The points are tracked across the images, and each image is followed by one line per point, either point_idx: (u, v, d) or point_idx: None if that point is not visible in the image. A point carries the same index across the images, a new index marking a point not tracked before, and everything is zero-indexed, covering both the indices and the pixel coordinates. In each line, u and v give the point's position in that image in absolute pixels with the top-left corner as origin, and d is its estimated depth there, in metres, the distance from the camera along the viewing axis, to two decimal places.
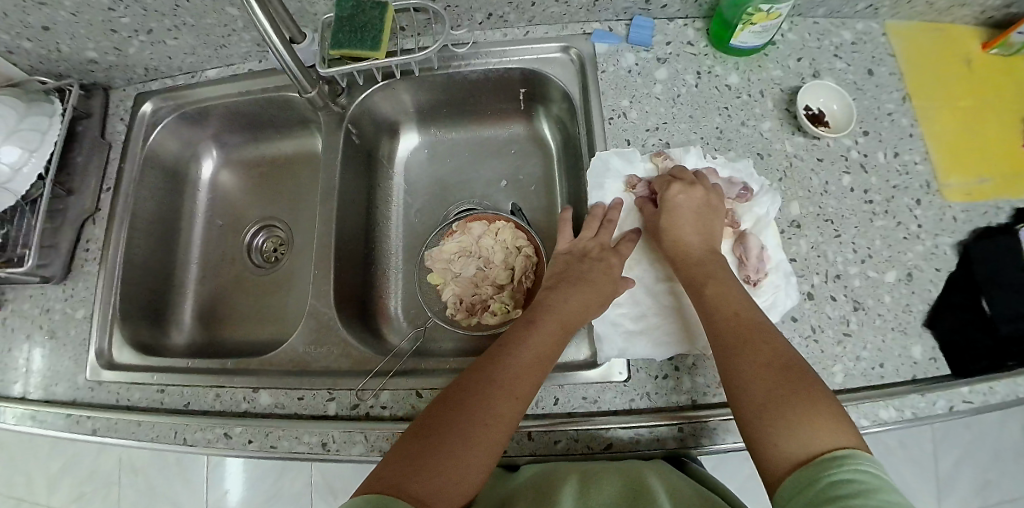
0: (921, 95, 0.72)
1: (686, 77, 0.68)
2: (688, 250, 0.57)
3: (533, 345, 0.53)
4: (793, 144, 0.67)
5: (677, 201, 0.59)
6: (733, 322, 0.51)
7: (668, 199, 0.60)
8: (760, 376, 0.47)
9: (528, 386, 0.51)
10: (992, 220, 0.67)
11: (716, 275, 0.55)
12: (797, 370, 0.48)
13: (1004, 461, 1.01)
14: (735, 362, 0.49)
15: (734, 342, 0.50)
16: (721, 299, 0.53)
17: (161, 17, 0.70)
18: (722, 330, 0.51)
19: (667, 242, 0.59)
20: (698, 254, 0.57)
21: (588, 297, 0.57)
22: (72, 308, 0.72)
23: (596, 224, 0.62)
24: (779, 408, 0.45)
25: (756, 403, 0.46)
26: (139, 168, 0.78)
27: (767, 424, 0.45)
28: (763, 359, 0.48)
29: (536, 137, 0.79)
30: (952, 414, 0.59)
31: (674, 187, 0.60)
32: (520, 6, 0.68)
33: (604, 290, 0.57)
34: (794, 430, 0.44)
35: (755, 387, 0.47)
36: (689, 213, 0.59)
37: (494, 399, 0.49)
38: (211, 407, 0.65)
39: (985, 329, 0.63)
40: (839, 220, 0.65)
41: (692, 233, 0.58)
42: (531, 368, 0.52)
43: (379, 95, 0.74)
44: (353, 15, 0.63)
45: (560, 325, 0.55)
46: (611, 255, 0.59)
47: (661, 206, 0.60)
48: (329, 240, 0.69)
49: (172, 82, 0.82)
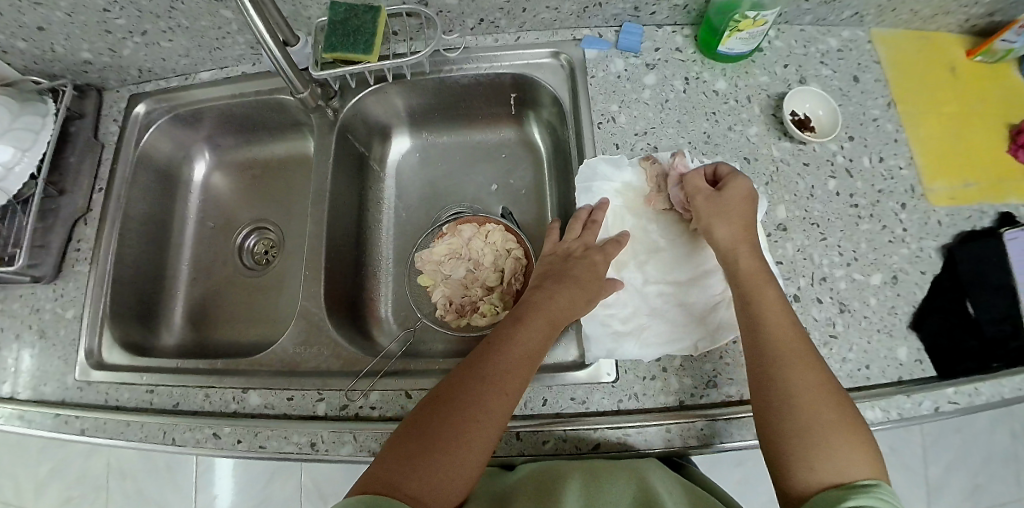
0: (906, 101, 0.73)
1: (674, 82, 0.69)
2: (740, 244, 0.56)
3: (522, 342, 0.54)
4: (780, 149, 0.68)
5: (740, 193, 0.58)
6: (783, 339, 0.51)
7: (731, 187, 0.58)
8: (808, 399, 0.48)
9: (518, 383, 0.52)
10: (976, 224, 0.69)
11: (768, 284, 0.54)
12: (838, 396, 0.49)
13: (993, 464, 1.01)
14: (785, 379, 0.49)
15: (784, 359, 0.50)
16: (775, 314, 0.52)
17: (156, 19, 0.71)
18: (773, 345, 0.51)
19: (718, 227, 0.57)
20: (755, 259, 0.56)
21: (575, 296, 0.57)
22: (62, 308, 0.72)
23: (580, 226, 0.63)
24: (821, 432, 0.46)
25: (801, 424, 0.47)
26: (132, 169, 0.78)
27: (806, 444, 0.46)
28: (811, 381, 0.49)
29: (527, 141, 0.79)
30: (936, 415, 0.60)
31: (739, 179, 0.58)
32: (511, 12, 0.69)
33: (590, 288, 0.58)
34: (831, 458, 0.46)
35: (801, 408, 0.48)
36: (748, 207, 0.58)
37: (485, 397, 0.50)
38: (200, 408, 0.65)
39: (969, 331, 0.64)
40: (825, 223, 0.66)
41: (747, 229, 0.57)
42: (522, 366, 0.53)
43: (371, 98, 0.74)
44: (346, 19, 0.64)
45: (548, 323, 0.56)
46: (595, 254, 0.60)
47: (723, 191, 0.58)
48: (320, 241, 0.69)
49: (166, 84, 0.82)
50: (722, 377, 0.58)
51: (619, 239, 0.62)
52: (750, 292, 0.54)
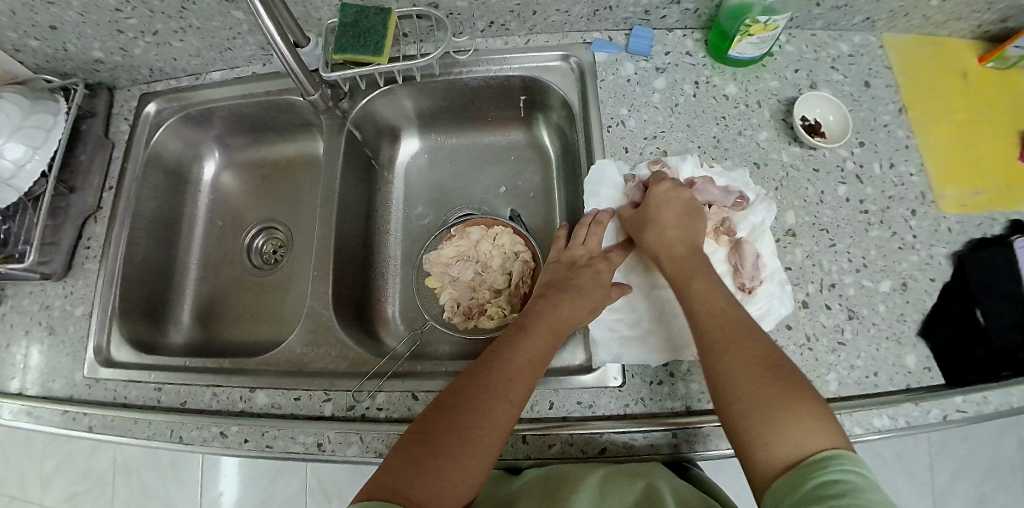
0: (916, 107, 0.73)
1: (684, 87, 0.69)
2: (669, 245, 0.58)
3: (525, 349, 0.54)
4: (789, 154, 0.68)
5: (661, 196, 0.60)
6: (716, 320, 0.51)
7: (653, 194, 0.61)
8: (747, 374, 0.48)
9: (522, 391, 0.52)
10: (987, 232, 0.68)
11: (698, 272, 0.55)
12: (784, 368, 0.48)
13: (1000, 473, 1.01)
14: (723, 360, 0.49)
15: (720, 340, 0.50)
16: (707, 294, 0.53)
17: (167, 20, 0.71)
18: (708, 329, 0.51)
19: (647, 237, 0.59)
20: (681, 251, 0.57)
21: (580, 304, 0.57)
22: (71, 305, 0.73)
23: (586, 231, 0.63)
24: (766, 407, 0.45)
25: (744, 403, 0.46)
26: (142, 168, 0.79)
27: (754, 422, 0.45)
28: (747, 355, 0.49)
29: (535, 143, 0.79)
30: (944, 424, 0.60)
31: (662, 184, 0.61)
32: (522, 15, 0.69)
33: (595, 297, 0.58)
34: (782, 429, 0.44)
35: (741, 386, 0.47)
36: (675, 209, 0.59)
37: (488, 403, 0.50)
38: (207, 406, 0.65)
39: (978, 340, 0.63)
40: (834, 229, 0.66)
41: (675, 229, 0.58)
42: (525, 373, 0.53)
43: (381, 100, 0.74)
44: (357, 21, 0.64)
45: (553, 331, 0.56)
46: (601, 263, 0.60)
47: (645, 202, 0.61)
48: (328, 242, 0.70)
49: (176, 83, 0.83)
50: None
51: (625, 246, 0.63)
52: (682, 285, 0.55)
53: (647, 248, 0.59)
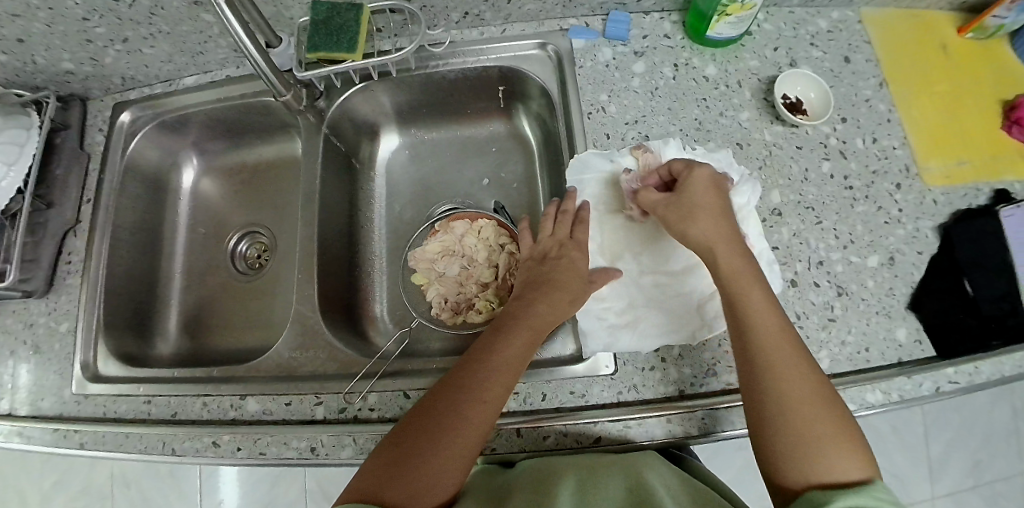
0: (897, 80, 0.73)
1: (663, 70, 0.69)
2: (719, 241, 0.54)
3: (504, 349, 0.53)
4: (772, 133, 0.67)
5: (702, 184, 0.56)
6: (775, 343, 0.50)
7: (691, 181, 0.56)
8: (804, 399, 0.47)
9: (501, 390, 0.51)
10: (971, 203, 0.68)
11: (753, 281, 0.52)
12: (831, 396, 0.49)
13: (993, 441, 1.03)
14: (781, 384, 0.48)
15: (776, 362, 0.49)
16: (761, 312, 0.51)
17: (137, 26, 0.70)
18: (761, 348, 0.49)
19: (691, 223, 0.55)
20: (733, 250, 0.53)
21: (557, 299, 0.57)
22: (56, 322, 0.72)
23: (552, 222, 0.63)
24: (812, 432, 0.46)
25: (794, 426, 0.46)
26: (120, 179, 0.77)
27: (800, 448, 0.46)
28: (804, 384, 0.48)
29: (516, 134, 0.79)
30: (937, 396, 0.60)
31: (700, 171, 0.57)
32: (496, 4, 0.68)
33: (573, 289, 0.58)
34: (826, 459, 0.45)
35: (796, 411, 0.47)
36: (715, 200, 0.56)
37: (465, 406, 0.50)
38: (199, 416, 0.64)
39: (967, 310, 0.63)
40: (820, 207, 0.66)
41: (719, 222, 0.55)
42: (506, 373, 0.52)
43: (358, 97, 0.73)
44: (328, 18, 0.63)
45: (532, 329, 0.55)
46: (571, 251, 0.60)
47: (682, 188, 0.57)
48: (312, 244, 0.69)
49: (150, 91, 0.81)
50: (721, 365, 0.58)
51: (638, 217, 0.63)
52: (736, 290, 0.52)
53: (697, 235, 0.54)
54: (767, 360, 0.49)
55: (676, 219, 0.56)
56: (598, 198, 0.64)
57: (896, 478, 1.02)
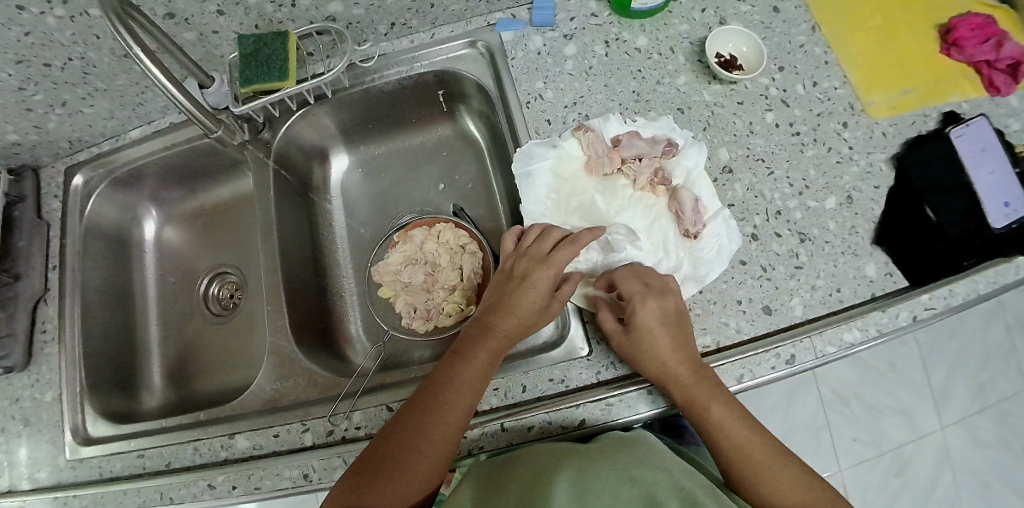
0: (829, 22, 0.73)
1: (595, 48, 0.69)
2: (673, 367, 0.53)
3: (460, 378, 0.53)
4: (711, 93, 0.68)
5: (654, 318, 0.54)
6: (739, 441, 0.52)
7: (645, 305, 0.55)
8: (780, 487, 0.50)
9: (455, 426, 0.52)
10: (921, 129, 0.69)
11: (710, 395, 0.52)
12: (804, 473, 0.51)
13: (992, 361, 1.04)
14: (756, 484, 0.51)
15: (742, 460, 0.51)
16: (721, 421, 0.52)
17: (73, 88, 0.70)
18: (727, 450, 0.52)
19: (646, 353, 0.53)
20: (687, 374, 0.53)
21: (516, 321, 0.56)
22: (40, 392, 0.71)
23: (533, 238, 0.60)
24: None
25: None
26: (82, 241, 0.77)
27: None
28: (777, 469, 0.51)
29: (463, 134, 0.79)
30: (916, 324, 0.60)
31: (648, 304, 0.55)
32: (420, 10, 0.68)
33: (533, 313, 0.56)
34: None
35: (772, 491, 0.50)
36: (665, 329, 0.54)
37: (418, 438, 0.51)
38: (192, 462, 0.64)
39: (934, 236, 0.64)
40: (770, 157, 0.66)
41: (675, 345, 0.54)
42: (472, 391, 0.53)
43: (301, 123, 0.74)
44: (256, 50, 0.63)
45: (491, 353, 0.55)
46: (535, 270, 0.57)
47: (631, 321, 0.54)
48: (277, 275, 0.69)
49: (99, 150, 0.81)
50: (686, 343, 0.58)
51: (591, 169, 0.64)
52: (696, 413, 0.52)
53: (651, 367, 0.53)
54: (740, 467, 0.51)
55: (630, 350, 0.54)
56: (548, 186, 0.64)
57: (905, 415, 1.02)
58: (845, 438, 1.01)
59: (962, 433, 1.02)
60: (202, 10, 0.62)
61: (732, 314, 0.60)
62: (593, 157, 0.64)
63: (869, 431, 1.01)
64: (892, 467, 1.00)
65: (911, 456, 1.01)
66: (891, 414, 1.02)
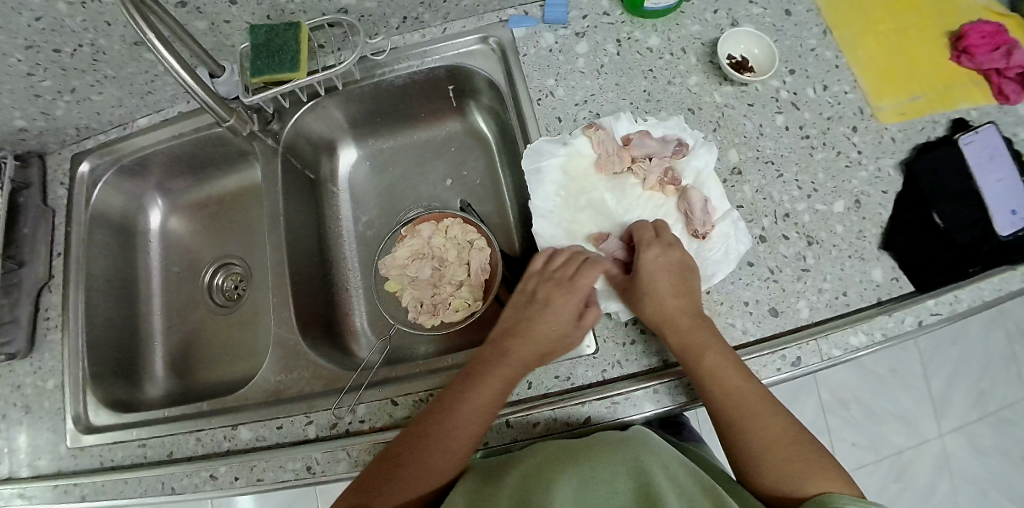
0: (841, 26, 0.73)
1: (607, 47, 0.69)
2: (671, 313, 0.55)
3: (471, 400, 0.53)
4: (722, 94, 0.68)
5: (655, 262, 0.57)
6: (736, 393, 0.52)
7: (644, 261, 0.57)
8: (765, 442, 0.49)
9: (462, 447, 0.53)
10: (930, 136, 0.69)
11: (708, 342, 0.54)
12: (801, 435, 0.50)
13: (993, 369, 1.04)
14: (743, 433, 0.50)
15: (734, 412, 0.51)
16: (718, 369, 0.52)
17: (82, 75, 0.70)
18: (723, 399, 0.52)
19: (645, 305, 0.56)
20: (683, 322, 0.55)
21: (528, 351, 0.56)
22: (43, 380, 0.71)
23: (560, 264, 0.60)
24: (785, 478, 0.48)
25: (764, 464, 0.49)
26: (87, 229, 0.77)
27: (776, 488, 0.48)
28: (771, 424, 0.50)
29: (471, 130, 0.79)
30: (921, 329, 0.60)
31: (652, 248, 0.58)
32: (433, 5, 0.68)
33: (554, 338, 0.57)
34: (784, 481, 0.48)
35: (763, 448, 0.49)
36: (668, 274, 0.57)
37: (426, 451, 0.52)
38: (194, 452, 0.64)
39: (940, 242, 0.64)
40: (779, 160, 0.66)
41: (673, 295, 0.56)
42: (485, 410, 0.53)
43: (309, 116, 0.74)
44: (268, 40, 0.63)
45: (506, 379, 0.55)
46: (559, 296, 0.57)
47: (638, 267, 0.58)
48: (283, 267, 0.69)
49: (106, 137, 0.81)
50: None
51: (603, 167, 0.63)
52: (691, 362, 0.53)
53: (649, 315, 0.56)
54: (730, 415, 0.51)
55: (630, 300, 0.58)
56: (558, 183, 0.64)
57: (904, 420, 1.02)
58: (844, 443, 1.01)
59: (960, 440, 1.02)
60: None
61: (738, 315, 0.60)
62: (603, 155, 0.64)
63: (868, 436, 1.01)
64: (889, 472, 1.01)
65: (909, 461, 1.01)
66: (890, 419, 1.02)
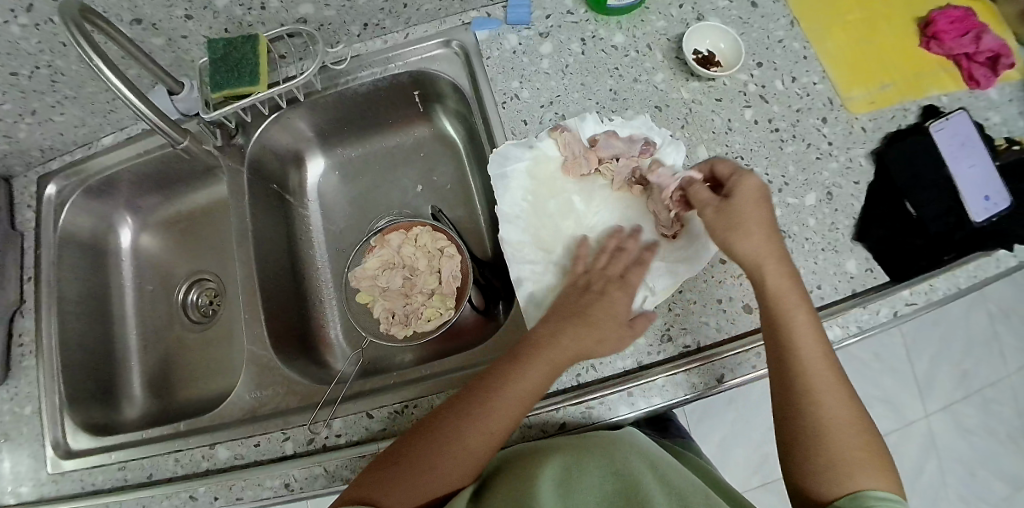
0: (808, 17, 0.72)
1: (571, 46, 0.68)
2: (765, 254, 0.51)
3: (517, 382, 0.51)
4: (689, 90, 0.67)
5: (750, 196, 0.53)
6: (811, 363, 0.49)
7: (738, 198, 0.52)
8: (839, 422, 0.47)
9: (502, 430, 0.50)
10: (901, 124, 0.68)
11: (795, 296, 0.51)
12: (864, 414, 0.48)
13: (976, 349, 1.05)
14: (817, 413, 0.47)
15: (810, 384, 0.48)
16: (801, 331, 0.49)
17: (42, 96, 0.69)
18: (797, 371, 0.49)
19: (742, 239, 0.51)
20: (780, 267, 0.51)
21: (580, 336, 0.53)
22: (20, 406, 0.70)
23: (607, 258, 0.59)
24: (845, 467, 0.46)
25: (827, 451, 0.46)
26: (56, 251, 0.76)
27: (835, 473, 0.46)
28: (843, 402, 0.48)
29: (440, 135, 0.78)
30: (896, 320, 0.60)
31: (748, 179, 0.53)
32: (393, 10, 0.67)
33: (599, 328, 0.53)
34: (849, 474, 0.45)
35: (834, 430, 0.47)
36: (760, 211, 0.52)
37: (462, 433, 0.49)
38: (175, 472, 0.63)
39: (914, 231, 0.64)
40: (748, 154, 0.65)
41: (767, 236, 0.52)
42: (525, 398, 0.50)
43: (274, 128, 0.73)
44: (226, 55, 0.62)
45: (552, 364, 0.52)
46: (613, 289, 0.56)
47: (729, 197, 0.53)
48: (254, 283, 0.68)
49: (71, 158, 0.80)
50: (675, 329, 0.58)
51: (569, 170, 0.63)
52: (779, 312, 0.50)
53: (744, 251, 0.51)
54: (807, 389, 0.48)
55: (721, 230, 0.52)
56: (524, 188, 0.64)
57: (891, 404, 1.02)
58: None
59: (947, 421, 1.02)
60: (170, 14, 0.61)
61: (711, 313, 0.58)
62: (570, 158, 0.63)
63: None
64: None
65: (897, 445, 1.01)
66: (878, 404, 1.02)
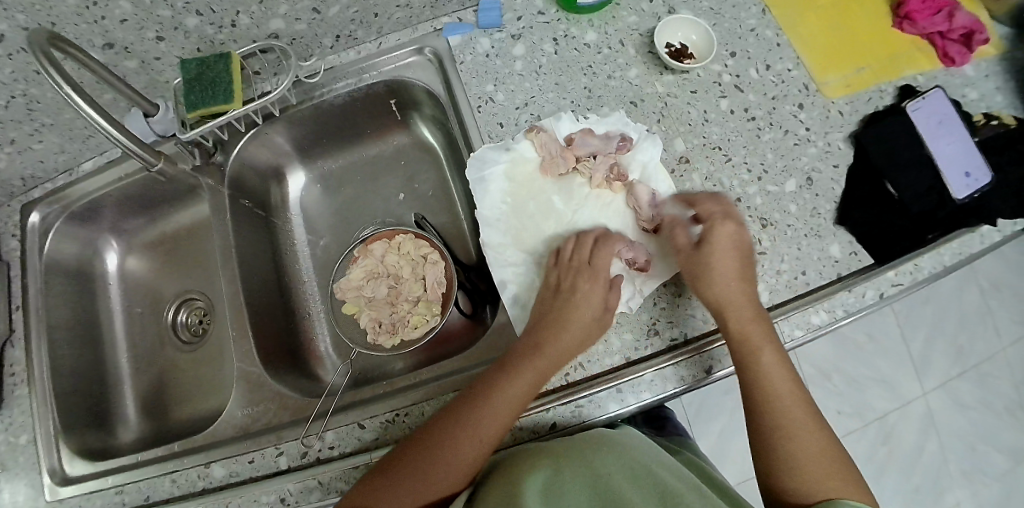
0: (780, 4, 0.72)
1: (544, 46, 0.68)
2: (731, 302, 0.54)
3: (509, 383, 0.53)
4: (664, 83, 0.67)
5: (724, 241, 0.56)
6: (781, 395, 0.52)
7: (713, 237, 0.56)
8: (809, 450, 0.49)
9: (499, 428, 0.51)
10: (877, 105, 0.69)
11: (763, 337, 0.53)
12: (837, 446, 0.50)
13: (970, 325, 1.05)
14: (783, 441, 0.50)
15: (777, 414, 0.51)
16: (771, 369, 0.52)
17: (19, 125, 0.69)
18: (766, 402, 0.52)
19: (708, 287, 0.55)
20: (745, 312, 0.54)
21: (565, 336, 0.55)
22: (14, 436, 0.69)
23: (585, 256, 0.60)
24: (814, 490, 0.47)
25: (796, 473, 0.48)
26: (43, 279, 0.76)
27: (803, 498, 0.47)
28: (811, 431, 0.50)
29: (420, 142, 0.78)
30: (882, 302, 0.60)
31: (727, 224, 0.57)
32: (364, 20, 0.67)
33: (581, 325, 0.56)
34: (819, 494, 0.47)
35: (801, 456, 0.49)
36: (733, 258, 0.56)
37: (459, 436, 0.50)
38: (172, 493, 0.63)
39: (895, 211, 0.64)
40: (726, 144, 0.65)
41: (737, 286, 0.55)
42: (520, 397, 0.52)
43: (253, 144, 0.73)
44: (199, 74, 0.62)
45: (542, 364, 0.54)
46: (587, 278, 0.58)
47: (705, 242, 0.56)
48: (240, 301, 0.68)
49: (53, 185, 0.80)
50: (661, 323, 0.58)
51: (547, 169, 0.64)
52: (746, 353, 0.52)
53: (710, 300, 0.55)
54: (774, 421, 0.51)
55: (694, 277, 0.56)
56: (503, 190, 0.64)
57: (888, 385, 1.02)
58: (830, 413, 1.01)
59: (946, 399, 1.02)
60: (141, 37, 0.61)
61: (696, 305, 0.59)
62: (547, 158, 0.63)
63: (853, 404, 1.01)
64: (879, 436, 1.01)
65: (897, 425, 1.01)
66: (875, 386, 1.02)
